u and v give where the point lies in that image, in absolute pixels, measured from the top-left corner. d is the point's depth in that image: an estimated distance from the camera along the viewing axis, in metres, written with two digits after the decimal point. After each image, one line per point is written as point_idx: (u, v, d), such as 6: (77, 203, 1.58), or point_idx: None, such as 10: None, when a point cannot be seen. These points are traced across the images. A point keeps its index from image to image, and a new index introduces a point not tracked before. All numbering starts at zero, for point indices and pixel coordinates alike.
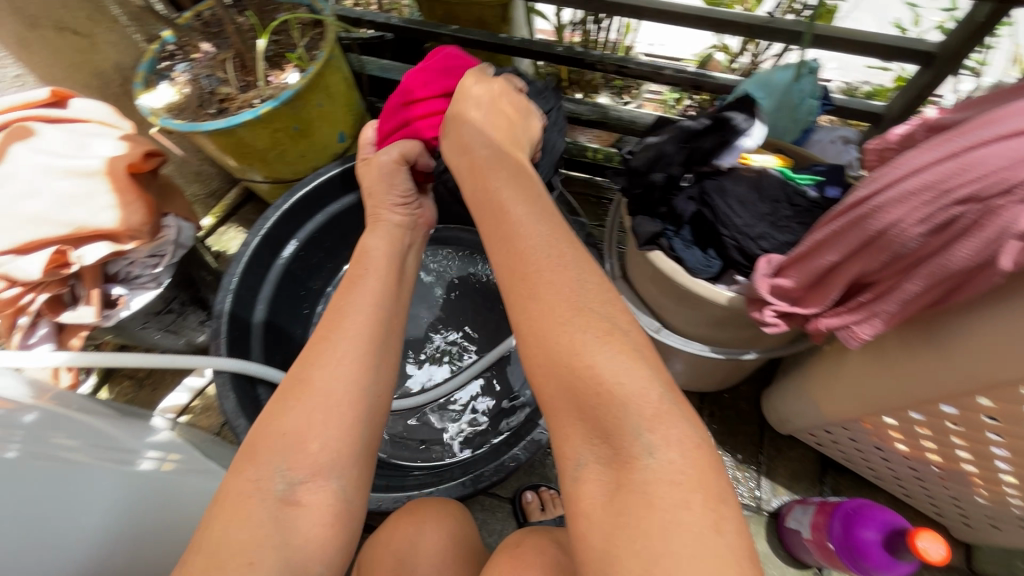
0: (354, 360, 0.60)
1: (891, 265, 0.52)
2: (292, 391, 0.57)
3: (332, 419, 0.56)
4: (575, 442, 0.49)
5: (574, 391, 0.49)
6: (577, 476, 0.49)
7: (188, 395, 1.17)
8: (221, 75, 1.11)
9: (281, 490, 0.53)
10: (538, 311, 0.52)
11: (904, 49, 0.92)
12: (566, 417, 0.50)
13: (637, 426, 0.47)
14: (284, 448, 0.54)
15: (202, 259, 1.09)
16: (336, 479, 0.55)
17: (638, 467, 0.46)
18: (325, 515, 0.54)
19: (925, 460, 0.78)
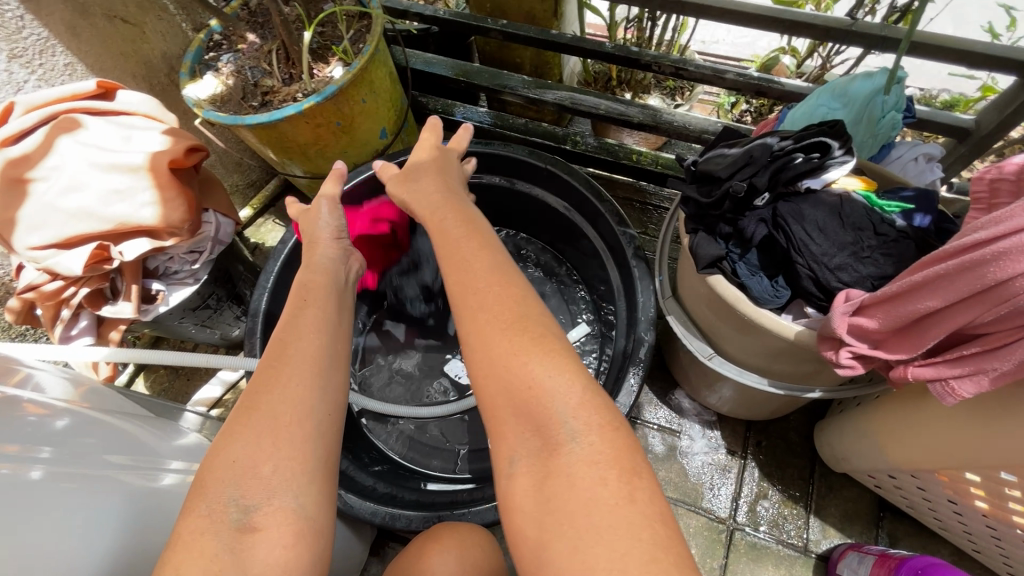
0: (304, 379, 0.55)
1: (1011, 318, 0.46)
2: (236, 421, 0.51)
3: (284, 440, 0.50)
4: (510, 438, 0.47)
5: (507, 391, 0.48)
6: (510, 474, 0.46)
7: (221, 388, 1.18)
8: (265, 67, 1.08)
9: (236, 519, 0.44)
10: (472, 324, 0.53)
11: (1006, 60, 0.83)
12: (498, 417, 0.48)
13: (561, 411, 0.46)
14: (233, 474, 0.47)
15: (240, 254, 1.07)
16: (294, 498, 0.47)
17: (565, 452, 0.44)
18: (294, 535, 0.45)
19: (1008, 522, 0.71)
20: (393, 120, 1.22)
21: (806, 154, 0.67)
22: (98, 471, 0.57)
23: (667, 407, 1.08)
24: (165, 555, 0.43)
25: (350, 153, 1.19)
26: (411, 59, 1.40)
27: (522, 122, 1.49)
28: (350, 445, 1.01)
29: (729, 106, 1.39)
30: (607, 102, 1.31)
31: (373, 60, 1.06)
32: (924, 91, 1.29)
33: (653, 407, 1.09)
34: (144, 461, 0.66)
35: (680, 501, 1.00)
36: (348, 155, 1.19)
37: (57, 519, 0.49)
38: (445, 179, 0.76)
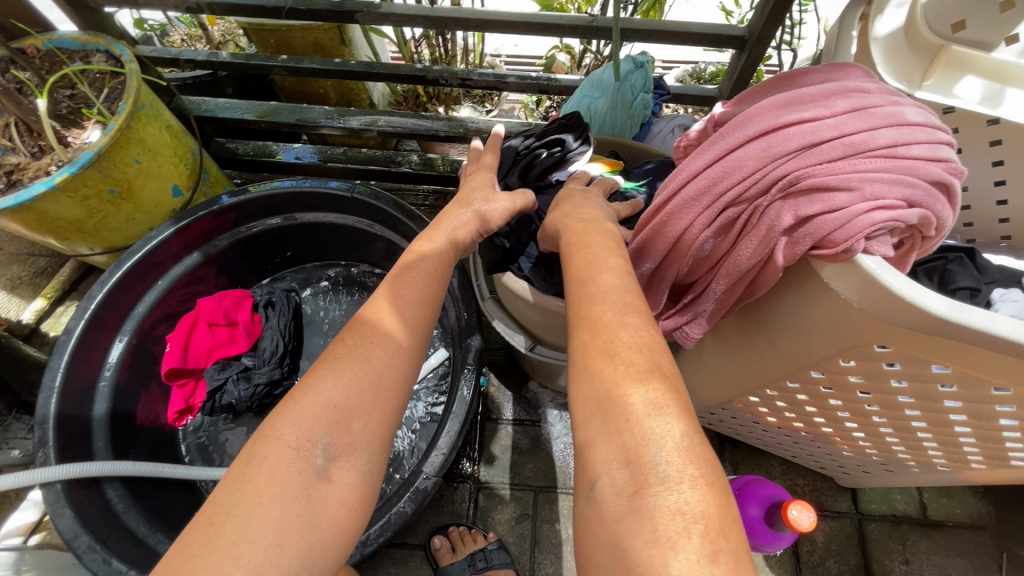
0: (405, 352, 0.52)
1: (698, 266, 0.52)
2: (346, 365, 0.48)
3: (381, 402, 0.48)
4: (597, 459, 0.39)
5: (595, 404, 0.41)
6: (589, 497, 0.38)
7: (36, 510, 1.03)
8: (6, 143, 0.96)
9: (319, 465, 0.43)
10: (583, 321, 0.47)
11: (717, 36, 0.96)
12: (587, 430, 0.41)
13: (654, 441, 0.37)
14: (333, 418, 0.45)
15: (22, 357, 0.94)
16: (370, 460, 0.45)
17: (654, 490, 0.35)
18: (358, 499, 0.44)
19: (794, 428, 0.81)
20: (186, 174, 1.14)
21: (548, 149, 0.79)
22: None
23: (523, 400, 1.12)
24: (244, 473, 0.42)
25: (142, 218, 1.09)
26: (202, 107, 1.30)
27: (341, 152, 1.46)
28: None
29: (534, 105, 1.48)
30: (417, 120, 1.32)
31: (136, 117, 0.97)
32: (693, 67, 1.46)
33: (509, 403, 1.12)
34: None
35: (550, 487, 1.03)
36: (139, 220, 1.09)
37: None
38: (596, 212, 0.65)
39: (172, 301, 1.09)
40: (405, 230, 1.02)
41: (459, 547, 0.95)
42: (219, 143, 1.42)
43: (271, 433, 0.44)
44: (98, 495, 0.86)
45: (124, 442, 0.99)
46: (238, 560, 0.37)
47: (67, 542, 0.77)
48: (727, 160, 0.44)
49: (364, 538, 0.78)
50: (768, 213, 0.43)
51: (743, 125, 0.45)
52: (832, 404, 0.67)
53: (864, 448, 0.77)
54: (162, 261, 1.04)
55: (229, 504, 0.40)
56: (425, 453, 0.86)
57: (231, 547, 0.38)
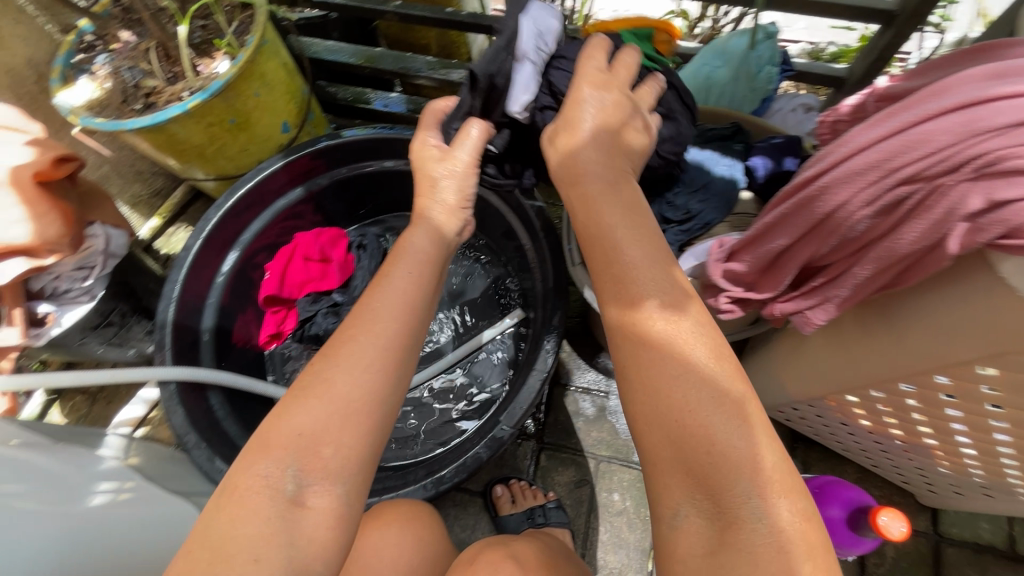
0: (378, 365, 0.49)
1: (842, 248, 0.49)
2: (310, 389, 0.47)
3: (350, 425, 0.46)
4: (675, 490, 0.40)
5: (669, 440, 0.40)
6: (669, 524, 0.40)
7: (143, 407, 1.13)
8: (145, 67, 1.03)
9: (291, 490, 0.43)
10: (631, 344, 0.44)
11: (862, 9, 0.89)
12: (652, 453, 0.41)
13: (745, 482, 0.38)
14: (297, 446, 0.44)
15: (144, 266, 1.03)
16: (345, 487, 0.45)
17: (747, 527, 0.36)
18: (336, 519, 0.44)
19: (889, 435, 0.78)
20: (295, 112, 1.18)
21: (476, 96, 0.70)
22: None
23: (595, 369, 1.12)
24: (219, 500, 0.43)
25: (253, 150, 1.15)
26: (312, 48, 1.34)
27: None
28: None
29: None
30: None
31: (260, 51, 1.01)
32: (813, 45, 1.36)
33: (581, 370, 1.13)
34: (44, 490, 0.62)
35: (612, 457, 1.04)
36: (251, 152, 1.15)
37: None
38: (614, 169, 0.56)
39: (271, 232, 1.15)
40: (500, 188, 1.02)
41: (519, 500, 0.98)
42: (321, 86, 1.46)
43: (244, 462, 0.45)
44: (202, 399, 0.94)
45: (224, 356, 1.08)
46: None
47: (179, 437, 0.85)
48: (912, 133, 0.41)
49: (439, 476, 0.82)
50: (950, 195, 0.40)
51: (934, 97, 0.42)
52: (949, 414, 0.63)
53: (968, 466, 0.72)
54: (268, 193, 1.09)
55: (207, 528, 0.42)
56: (501, 406, 0.89)
57: (211, 567, 0.39)
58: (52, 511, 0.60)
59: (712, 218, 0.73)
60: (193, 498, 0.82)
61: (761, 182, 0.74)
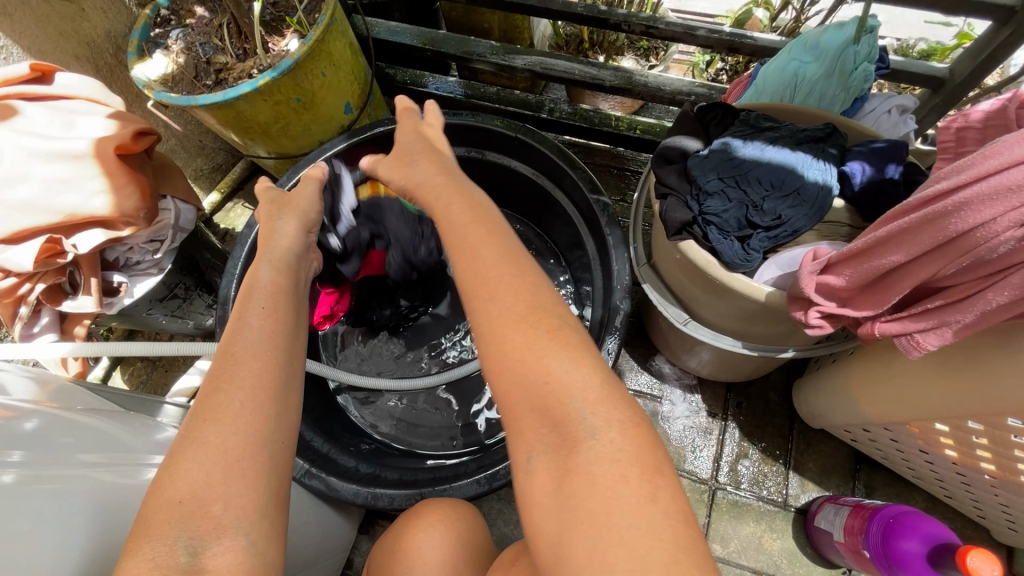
0: (249, 409, 0.47)
1: (971, 270, 0.45)
2: (197, 450, 0.44)
3: (235, 475, 0.43)
4: (528, 433, 0.43)
5: (522, 384, 0.44)
6: (526, 472, 0.43)
7: (199, 377, 1.16)
8: (217, 43, 1.02)
9: (184, 562, 0.38)
10: (489, 338, 0.47)
11: (978, 4, 0.81)
12: (513, 410, 0.44)
13: (579, 406, 0.42)
14: (181, 512, 0.41)
15: (206, 240, 1.04)
16: (247, 536, 0.41)
17: (585, 449, 0.40)
18: (247, 572, 0.40)
19: (976, 468, 0.72)
20: (358, 94, 1.17)
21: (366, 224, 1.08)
22: (74, 469, 0.57)
23: (648, 371, 1.09)
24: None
25: (315, 131, 1.15)
26: (375, 28, 1.33)
27: (493, 91, 1.44)
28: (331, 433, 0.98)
29: (705, 65, 1.37)
30: (580, 66, 1.26)
31: (329, 31, 1.00)
32: (901, 41, 1.26)
33: (634, 372, 1.10)
34: (117, 458, 0.64)
35: None
36: (312, 133, 1.15)
37: (45, 511, 0.50)
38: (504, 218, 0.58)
39: None
40: (563, 178, 1.00)
41: None
42: (381, 67, 1.45)
43: (130, 546, 0.40)
44: None
45: None
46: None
47: None
48: None
49: (493, 473, 0.81)
50: None
51: None
52: None
53: None
54: None
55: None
56: None
57: None
58: (124, 481, 0.62)
59: (802, 225, 0.68)
60: None
61: (859, 190, 0.69)
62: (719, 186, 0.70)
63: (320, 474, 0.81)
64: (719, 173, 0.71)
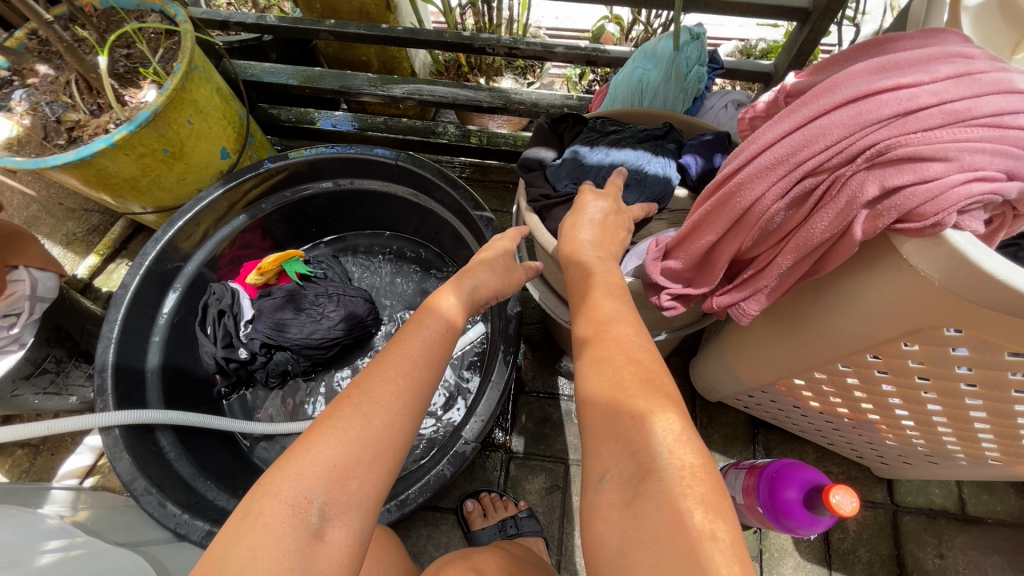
0: (406, 399, 0.49)
1: (763, 239, 0.51)
2: (348, 423, 0.46)
3: (381, 462, 0.46)
4: (606, 452, 0.41)
5: (604, 408, 0.42)
6: (595, 490, 0.40)
7: (91, 455, 1.09)
8: (66, 101, 0.98)
9: (314, 523, 0.41)
10: (594, 364, 0.46)
11: (780, 8, 0.92)
12: (596, 432, 0.42)
13: (656, 438, 0.39)
14: (330, 477, 0.43)
15: (79, 308, 0.98)
16: (362, 521, 0.43)
17: (655, 478, 0.37)
18: (349, 556, 0.42)
19: (837, 414, 0.80)
20: (234, 138, 1.15)
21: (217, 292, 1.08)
22: None
23: (561, 374, 1.13)
24: (237, 529, 0.40)
25: (191, 180, 1.11)
26: (248, 71, 1.31)
27: (381, 121, 1.46)
28: (239, 489, 0.95)
29: (578, 78, 1.46)
30: (459, 90, 1.29)
31: (189, 78, 0.99)
32: (744, 42, 1.39)
33: (542, 376, 1.13)
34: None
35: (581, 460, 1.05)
36: (188, 183, 1.12)
37: None
38: (600, 228, 0.63)
39: (219, 266, 1.13)
40: (446, 197, 1.04)
41: (490, 513, 0.97)
42: (263, 108, 1.43)
43: (268, 487, 0.42)
44: (151, 441, 0.90)
45: (177, 394, 1.02)
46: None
47: (126, 484, 0.81)
48: (811, 126, 0.43)
49: (403, 498, 0.81)
50: (850, 184, 0.42)
51: (829, 91, 0.44)
52: (884, 390, 0.66)
53: (910, 437, 0.76)
54: (208, 223, 1.07)
55: (225, 557, 0.38)
56: (462, 419, 0.89)
57: None
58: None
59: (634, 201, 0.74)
60: (141, 547, 0.75)
61: (695, 180, 0.76)
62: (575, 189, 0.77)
63: None
64: (575, 179, 0.77)
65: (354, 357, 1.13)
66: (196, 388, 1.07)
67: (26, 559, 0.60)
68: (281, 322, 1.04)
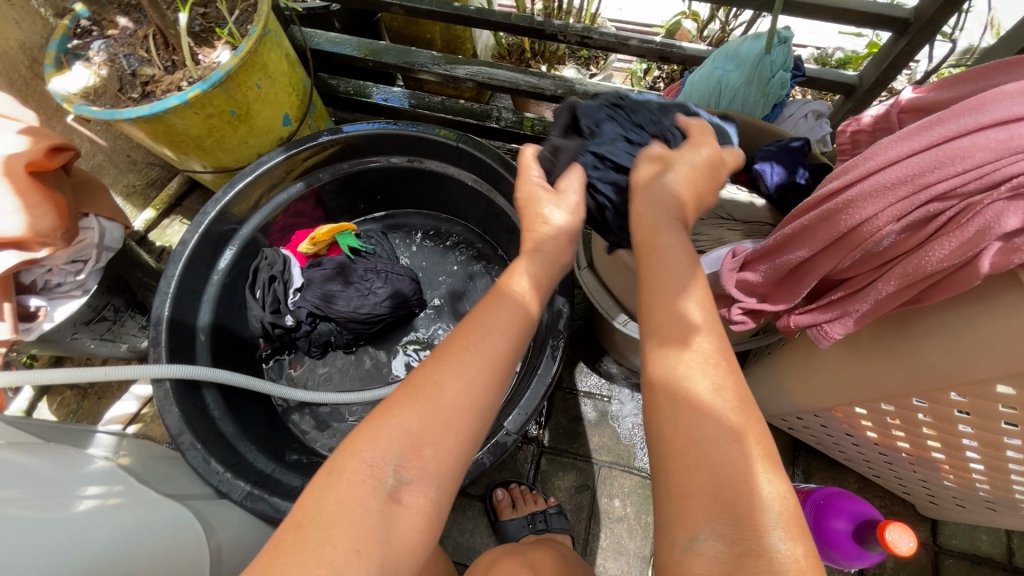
0: (482, 373, 0.50)
1: (865, 262, 0.48)
2: (419, 391, 0.48)
3: (455, 427, 0.47)
4: (700, 513, 0.38)
5: (706, 462, 0.40)
6: (686, 549, 0.38)
7: (136, 403, 1.11)
8: (143, 54, 1.00)
9: (391, 485, 0.44)
10: (689, 412, 0.42)
11: (877, 16, 0.87)
12: (687, 488, 0.40)
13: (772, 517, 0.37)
14: (404, 439, 0.46)
15: (138, 260, 1.00)
16: (437, 489, 0.46)
17: (767, 556, 0.35)
18: (426, 523, 0.45)
19: (894, 447, 0.77)
20: (297, 105, 1.15)
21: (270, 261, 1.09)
22: None
23: (597, 373, 1.11)
24: (326, 482, 0.44)
25: (252, 144, 1.12)
26: (314, 39, 1.31)
27: (438, 101, 1.43)
28: (277, 453, 0.96)
29: (642, 73, 1.42)
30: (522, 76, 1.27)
31: (263, 42, 0.99)
32: (820, 50, 1.33)
33: (582, 374, 1.12)
34: (31, 494, 0.58)
35: (613, 463, 1.03)
36: (250, 146, 1.12)
37: None
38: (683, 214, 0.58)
39: (275, 230, 1.15)
40: (503, 183, 1.02)
41: (520, 505, 0.97)
42: (322, 77, 1.43)
43: (350, 448, 0.46)
44: (199, 398, 0.92)
45: (223, 354, 1.04)
46: (323, 560, 0.40)
47: (173, 437, 0.83)
48: (948, 147, 0.41)
49: None
50: (985, 213, 0.39)
51: (971, 110, 0.41)
52: (959, 430, 0.63)
53: (973, 481, 0.73)
54: (270, 186, 1.08)
55: (317, 508, 0.42)
56: (504, 412, 0.89)
57: (316, 546, 0.40)
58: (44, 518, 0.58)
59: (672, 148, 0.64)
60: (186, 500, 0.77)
61: (771, 189, 0.74)
62: (623, 152, 0.65)
63: (266, 496, 0.81)
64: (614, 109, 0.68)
65: (393, 331, 1.14)
66: (243, 349, 1.10)
67: (67, 504, 0.61)
68: (327, 294, 1.04)
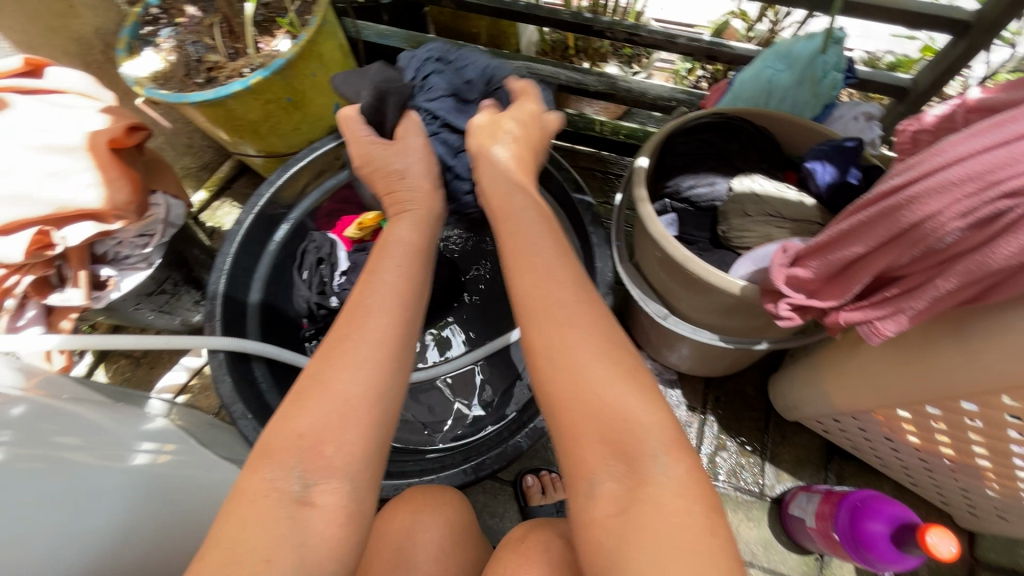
0: (370, 363, 0.53)
1: (922, 260, 0.49)
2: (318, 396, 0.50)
3: (348, 424, 0.49)
4: (597, 458, 0.46)
5: (594, 417, 0.47)
6: (589, 493, 0.46)
7: (185, 373, 1.15)
8: (208, 42, 1.05)
9: (297, 491, 0.46)
10: (565, 377, 0.49)
11: (936, 18, 0.86)
12: (580, 437, 0.47)
13: (655, 454, 0.45)
14: (299, 448, 0.47)
15: (194, 238, 1.04)
16: (350, 483, 0.48)
17: (651, 484, 0.44)
18: (345, 515, 0.47)
19: (936, 453, 0.77)
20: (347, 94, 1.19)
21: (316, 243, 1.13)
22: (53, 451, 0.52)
23: None
24: (231, 503, 0.45)
25: (304, 130, 1.16)
26: (364, 31, 1.35)
27: None
28: None
29: (686, 72, 1.42)
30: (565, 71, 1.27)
31: (321, 31, 1.02)
32: (870, 53, 1.31)
33: None
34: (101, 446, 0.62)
35: None
36: (302, 132, 1.16)
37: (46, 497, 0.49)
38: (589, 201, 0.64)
39: (320, 214, 1.18)
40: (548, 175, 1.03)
41: (549, 492, 0.99)
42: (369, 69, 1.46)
43: (252, 466, 0.47)
44: (248, 371, 0.96)
45: (269, 330, 1.09)
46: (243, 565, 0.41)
47: (226, 406, 0.87)
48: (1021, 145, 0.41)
49: (479, 463, 0.83)
50: None
51: None
52: (1008, 436, 0.62)
53: (1019, 490, 0.72)
54: (320, 170, 1.12)
55: (219, 527, 0.43)
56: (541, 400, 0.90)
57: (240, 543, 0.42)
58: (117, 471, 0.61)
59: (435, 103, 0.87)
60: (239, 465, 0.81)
61: (821, 187, 0.74)
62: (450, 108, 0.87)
63: None
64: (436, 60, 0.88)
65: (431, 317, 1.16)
66: (286, 326, 1.13)
67: (126, 455, 0.62)
68: None
